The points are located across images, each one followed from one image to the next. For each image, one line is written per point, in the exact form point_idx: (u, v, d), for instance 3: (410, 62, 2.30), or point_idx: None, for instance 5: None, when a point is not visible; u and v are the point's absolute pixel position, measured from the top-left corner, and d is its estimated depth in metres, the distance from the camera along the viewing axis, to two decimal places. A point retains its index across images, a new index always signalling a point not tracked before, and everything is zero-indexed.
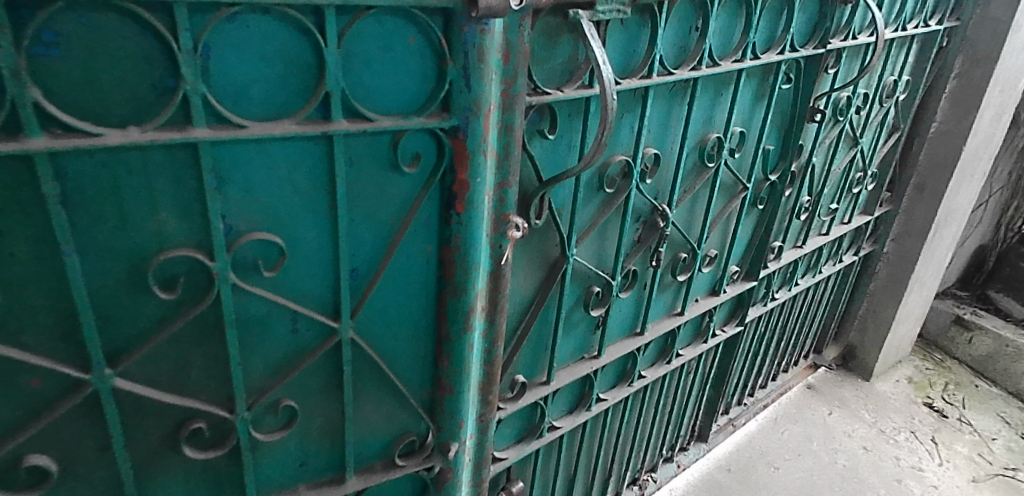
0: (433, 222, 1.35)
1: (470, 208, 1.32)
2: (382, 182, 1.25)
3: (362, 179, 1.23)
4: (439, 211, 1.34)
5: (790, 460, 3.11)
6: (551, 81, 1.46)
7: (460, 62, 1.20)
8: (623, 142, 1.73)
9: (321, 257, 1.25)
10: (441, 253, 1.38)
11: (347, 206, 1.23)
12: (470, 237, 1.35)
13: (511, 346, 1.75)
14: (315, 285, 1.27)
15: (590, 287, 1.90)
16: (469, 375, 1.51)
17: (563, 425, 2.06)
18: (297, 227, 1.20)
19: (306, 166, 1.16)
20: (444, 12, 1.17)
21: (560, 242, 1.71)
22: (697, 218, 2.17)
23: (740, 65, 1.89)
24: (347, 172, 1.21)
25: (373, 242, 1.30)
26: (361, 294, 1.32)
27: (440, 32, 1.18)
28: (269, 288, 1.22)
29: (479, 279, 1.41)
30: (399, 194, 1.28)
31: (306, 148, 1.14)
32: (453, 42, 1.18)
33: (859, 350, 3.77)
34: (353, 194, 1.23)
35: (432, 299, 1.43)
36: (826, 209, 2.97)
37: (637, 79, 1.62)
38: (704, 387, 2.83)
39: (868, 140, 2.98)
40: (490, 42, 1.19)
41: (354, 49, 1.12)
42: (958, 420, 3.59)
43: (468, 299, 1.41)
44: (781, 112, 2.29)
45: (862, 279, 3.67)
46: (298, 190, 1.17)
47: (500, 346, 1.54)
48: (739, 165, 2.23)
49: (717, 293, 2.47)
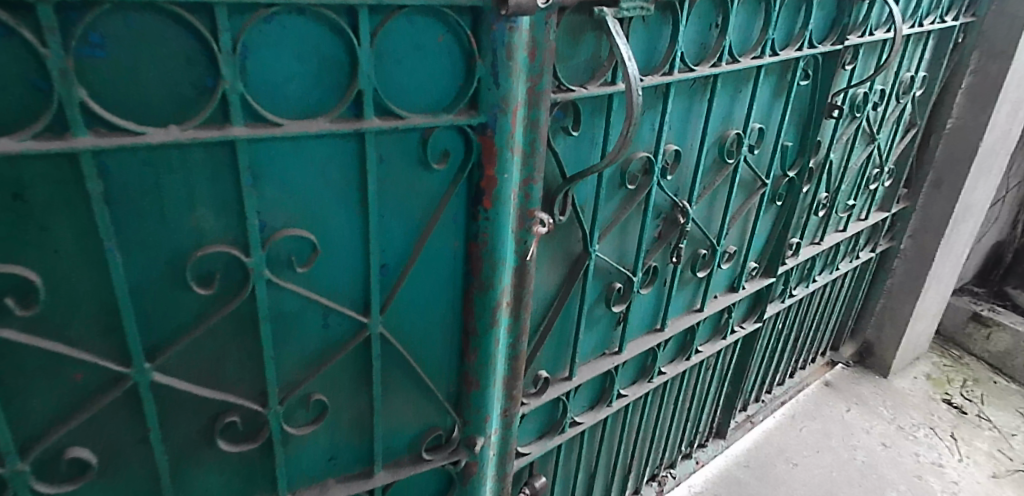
0: (461, 218, 1.37)
1: (497, 205, 1.33)
2: (411, 179, 1.27)
3: (392, 176, 1.25)
4: (466, 206, 1.36)
5: (808, 456, 3.11)
6: (574, 79, 1.48)
7: (489, 59, 1.21)
8: (644, 139, 1.75)
9: (352, 253, 1.27)
10: (468, 248, 1.40)
11: (378, 203, 1.25)
12: (497, 232, 1.36)
13: (534, 341, 1.77)
14: (346, 281, 1.29)
15: (611, 284, 1.92)
16: (495, 369, 1.53)
17: (585, 421, 2.08)
18: (329, 224, 1.22)
19: (338, 165, 1.18)
20: (473, 10, 1.19)
21: (583, 238, 1.72)
22: (716, 214, 2.18)
23: (759, 62, 1.90)
24: (378, 169, 1.23)
25: (402, 238, 1.32)
26: (391, 290, 1.35)
27: (469, 30, 1.20)
28: (302, 284, 1.24)
29: (505, 274, 1.42)
30: (428, 190, 1.30)
31: (338, 146, 1.17)
32: (482, 40, 1.20)
33: (876, 346, 3.76)
34: (383, 190, 1.25)
35: (458, 294, 1.46)
36: (844, 205, 2.97)
37: (659, 75, 1.64)
38: (723, 384, 2.84)
39: (885, 136, 2.97)
40: (518, 39, 1.20)
41: (386, 48, 1.14)
42: (977, 416, 3.58)
43: (494, 295, 1.42)
44: (799, 109, 2.29)
45: (879, 276, 3.66)
46: (330, 187, 1.19)
47: (524, 341, 1.56)
48: (758, 161, 2.24)
49: (736, 289, 2.48)
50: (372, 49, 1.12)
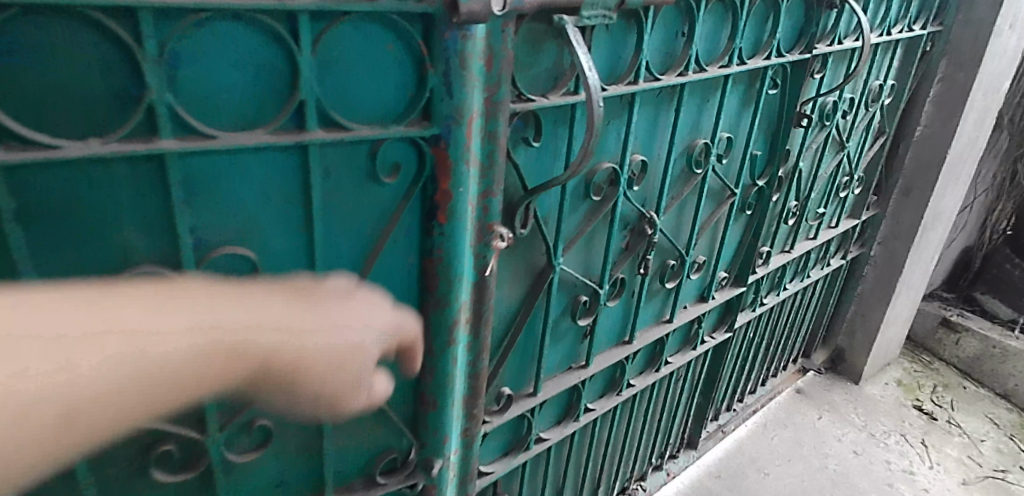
0: (414, 233, 1.33)
1: (454, 222, 1.28)
2: (360, 193, 1.22)
3: (339, 189, 1.19)
4: (420, 221, 1.31)
5: (780, 466, 3.11)
6: (535, 88, 1.43)
7: (442, 69, 1.16)
8: (609, 150, 1.71)
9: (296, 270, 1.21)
10: (423, 264, 1.35)
11: (323, 219, 1.19)
12: (453, 249, 1.31)
13: (496, 358, 1.72)
14: None
15: (577, 297, 1.87)
16: (453, 389, 1.48)
17: (551, 436, 2.04)
18: (270, 240, 1.15)
19: (280, 179, 1.12)
20: (425, 18, 1.14)
21: (547, 251, 1.68)
22: (685, 223, 2.15)
23: (726, 71, 1.86)
24: (324, 184, 1.17)
25: (350, 256, 1.26)
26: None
27: (421, 40, 1.15)
28: None
29: (463, 290, 1.37)
30: (379, 205, 1.25)
31: (278, 160, 1.10)
32: (434, 49, 1.15)
33: (848, 353, 3.77)
34: (329, 205, 1.19)
35: (414, 310, 1.40)
36: (814, 213, 2.96)
37: (623, 85, 1.59)
38: (693, 394, 2.81)
39: (854, 144, 2.96)
40: (473, 47, 1.14)
41: (332, 58, 1.08)
42: (947, 422, 3.60)
43: (452, 312, 1.37)
44: (768, 117, 2.26)
45: (850, 283, 3.66)
46: (272, 204, 1.13)
47: (485, 359, 1.53)
48: (727, 171, 2.20)
49: (705, 299, 2.45)
50: (316, 59, 1.06)
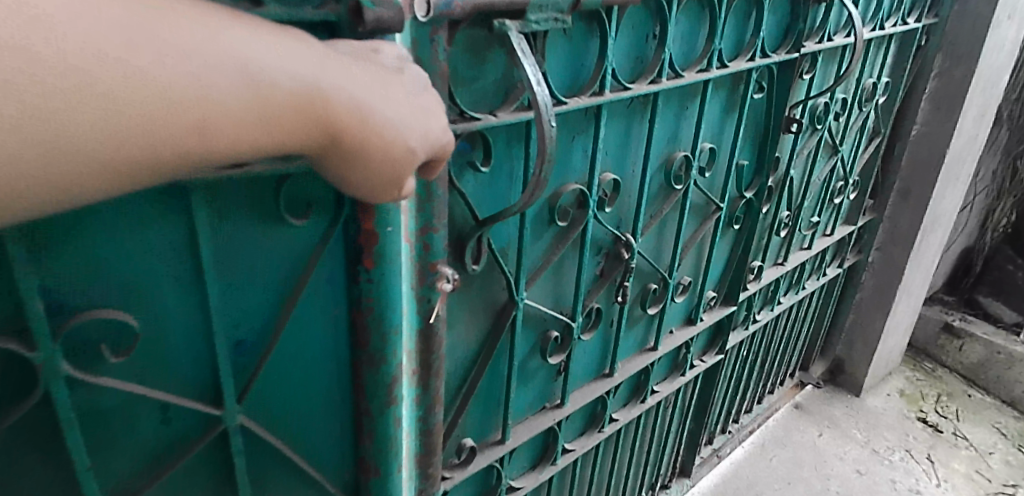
0: (338, 279, 1.14)
1: (386, 266, 1.10)
2: (261, 238, 1.04)
3: (238, 235, 1.02)
4: (345, 265, 1.12)
5: (779, 490, 2.93)
6: (481, 105, 1.24)
7: None
8: (576, 168, 1.52)
9: (188, 332, 1.04)
10: (352, 316, 1.16)
11: (219, 272, 1.02)
12: (386, 296, 1.13)
13: (453, 410, 1.53)
14: (187, 366, 1.06)
15: (547, 332, 1.69)
16: (397, 454, 1.30)
17: (523, 485, 1.86)
18: (154, 300, 0.99)
19: (158, 231, 0.95)
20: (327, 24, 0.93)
21: (508, 286, 1.49)
22: (666, 244, 1.96)
23: (705, 76, 1.67)
24: (216, 231, 0.99)
25: (260, 311, 1.09)
26: (252, 368, 1.12)
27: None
28: (126, 376, 1.00)
29: (401, 343, 1.20)
30: (290, 250, 1.08)
31: (152, 209, 0.93)
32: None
33: (847, 364, 3.58)
34: (226, 256, 1.02)
35: (347, 364, 1.22)
36: (808, 222, 2.77)
37: (587, 96, 1.40)
38: (684, 420, 2.62)
39: (848, 147, 2.78)
40: None
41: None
42: (953, 434, 3.42)
43: (390, 368, 1.19)
44: (753, 124, 2.07)
45: (847, 291, 3.48)
46: (151, 256, 0.96)
47: (438, 412, 1.38)
48: (710, 184, 2.01)
49: (693, 322, 2.26)
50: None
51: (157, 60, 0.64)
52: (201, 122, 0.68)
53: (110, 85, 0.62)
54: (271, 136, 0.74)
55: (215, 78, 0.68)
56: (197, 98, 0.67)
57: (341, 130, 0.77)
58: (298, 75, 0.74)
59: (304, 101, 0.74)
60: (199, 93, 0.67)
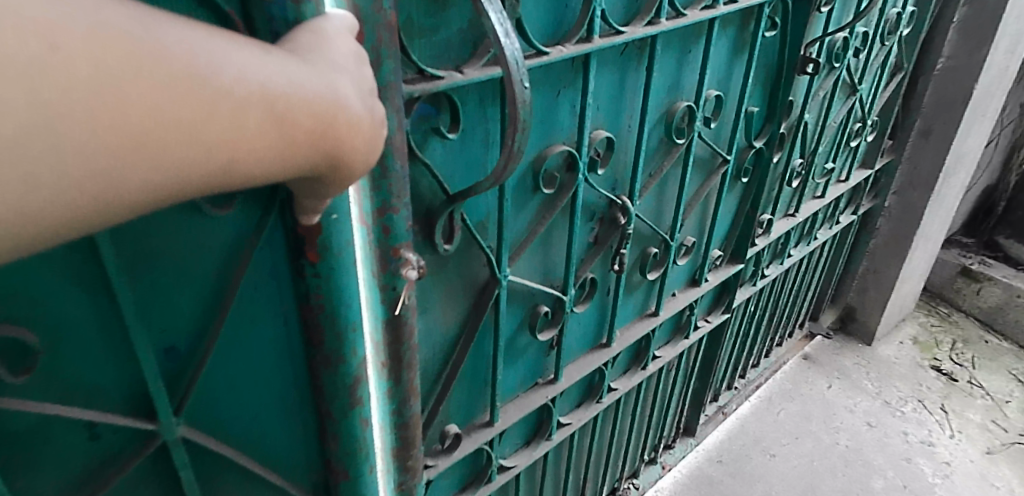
0: (282, 274, 1.01)
1: (335, 257, 0.96)
2: (182, 235, 0.90)
3: (155, 248, 0.88)
4: (288, 259, 0.98)
5: (787, 445, 2.83)
6: (443, 62, 1.07)
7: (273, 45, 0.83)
8: (563, 126, 1.34)
9: (106, 344, 0.90)
10: (302, 313, 1.02)
11: (139, 300, 0.90)
12: (337, 290, 1.00)
13: (429, 407, 1.41)
14: (114, 381, 0.93)
15: (536, 307, 1.54)
16: (367, 454, 1.19)
17: (517, 463, 1.75)
18: (67, 335, 0.87)
19: (61, 266, 0.83)
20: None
21: (490, 263, 1.34)
22: (668, 205, 1.79)
23: (710, 14, 1.47)
24: (129, 257, 0.87)
25: (191, 310, 0.96)
26: (189, 375, 0.99)
27: (235, 10, 0.82)
28: (47, 399, 0.88)
29: (360, 340, 1.07)
30: (218, 243, 0.93)
31: (57, 259, 0.82)
32: (257, 22, 0.82)
33: (859, 312, 3.44)
34: (145, 280, 0.89)
35: (304, 363, 1.09)
36: (822, 169, 2.58)
37: (573, 45, 1.21)
38: (688, 382, 2.51)
39: (868, 85, 2.55)
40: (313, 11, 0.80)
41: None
42: (968, 383, 3.29)
43: (350, 368, 1.07)
44: (765, 66, 1.86)
45: (861, 238, 3.30)
46: (58, 297, 0.84)
47: (415, 403, 1.19)
48: (716, 134, 1.82)
49: (697, 283, 2.11)
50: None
51: (179, 82, 0.53)
52: (227, 158, 0.57)
53: (111, 103, 0.49)
54: (291, 171, 0.63)
55: (244, 104, 0.57)
56: (228, 127, 0.56)
57: (348, 165, 0.66)
58: (322, 97, 0.62)
59: (324, 132, 0.63)
60: (227, 114, 0.56)
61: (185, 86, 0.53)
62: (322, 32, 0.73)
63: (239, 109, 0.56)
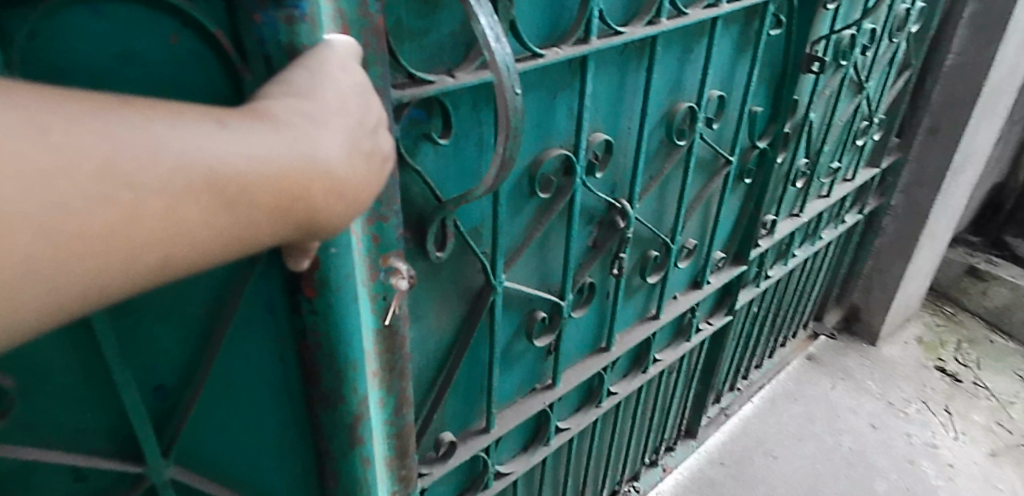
0: (278, 313, 0.98)
1: (336, 293, 0.93)
2: (173, 296, 0.90)
3: (146, 312, 0.89)
4: (284, 295, 0.94)
5: (790, 447, 2.80)
6: (435, 66, 1.04)
7: (262, 70, 0.78)
8: (560, 129, 1.31)
9: (86, 386, 0.90)
10: (301, 351, 0.99)
11: (128, 360, 0.91)
12: (337, 327, 0.96)
13: (424, 413, 1.38)
14: (103, 427, 0.95)
15: (533, 312, 1.51)
16: (367, 478, 1.14)
17: (513, 469, 1.72)
18: (56, 395, 0.88)
19: (52, 338, 0.84)
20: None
21: (484, 270, 1.31)
22: (669, 206, 1.75)
23: (712, 12, 1.44)
24: (119, 325, 0.88)
25: (180, 360, 0.96)
26: (179, 412, 0.99)
27: (224, 31, 0.78)
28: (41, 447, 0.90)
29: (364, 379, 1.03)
30: (207, 299, 0.93)
31: (53, 335, 0.84)
32: (246, 45, 0.77)
33: (863, 312, 3.40)
34: (134, 340, 0.90)
35: (301, 404, 1.07)
36: (827, 168, 2.54)
37: (570, 46, 1.18)
38: (689, 384, 2.48)
39: (875, 83, 2.51)
40: (309, 35, 0.75)
41: (57, 50, 0.72)
42: (973, 384, 3.25)
43: (350, 407, 1.03)
44: (770, 65, 1.82)
45: (867, 237, 3.26)
46: (49, 363, 0.86)
47: (410, 409, 1.16)
48: (719, 136, 1.78)
49: (699, 285, 2.07)
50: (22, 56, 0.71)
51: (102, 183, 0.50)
52: (165, 255, 0.54)
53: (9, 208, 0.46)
54: (257, 243, 0.60)
55: (179, 199, 0.53)
56: (160, 219, 0.53)
57: (323, 230, 0.62)
58: (288, 161, 0.58)
59: (292, 197, 0.59)
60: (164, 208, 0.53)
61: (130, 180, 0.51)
62: (319, 63, 0.67)
63: (174, 201, 0.53)
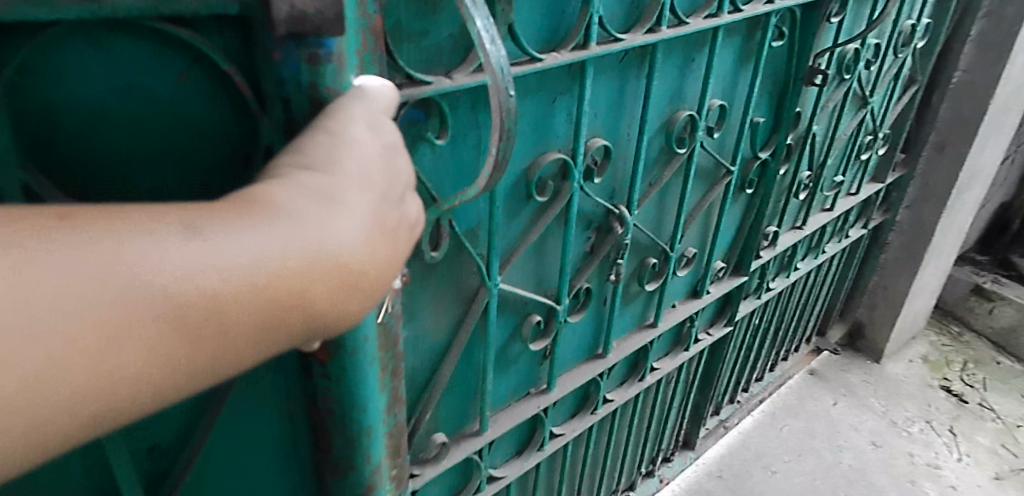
0: (292, 395, 1.10)
1: (352, 355, 0.99)
2: (175, 414, 1.01)
3: (153, 428, 1.00)
4: (300, 380, 1.06)
5: (790, 462, 2.78)
6: (433, 67, 1.05)
7: (280, 109, 0.82)
8: (559, 134, 1.32)
9: (90, 479, 1.00)
10: (314, 428, 1.10)
11: (138, 466, 1.02)
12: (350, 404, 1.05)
13: (417, 412, 1.39)
14: None
15: (529, 315, 1.52)
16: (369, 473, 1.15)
17: (507, 473, 1.72)
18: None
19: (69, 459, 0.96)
20: (242, 19, 0.80)
21: (479, 271, 1.31)
22: (668, 214, 1.75)
23: (714, 22, 1.44)
24: (129, 441, 0.99)
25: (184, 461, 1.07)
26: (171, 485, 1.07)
27: (235, 69, 0.82)
28: None
29: (376, 448, 1.13)
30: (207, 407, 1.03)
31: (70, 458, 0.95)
32: (267, 91, 0.83)
33: (867, 328, 3.39)
34: (142, 449, 1.01)
35: (311, 466, 1.20)
36: (830, 182, 2.54)
37: (569, 52, 1.19)
38: (687, 395, 2.47)
39: (879, 98, 2.50)
40: (327, 74, 0.79)
41: (60, 76, 0.76)
42: (978, 405, 3.22)
43: (360, 474, 1.14)
44: (772, 77, 1.82)
45: (871, 252, 3.25)
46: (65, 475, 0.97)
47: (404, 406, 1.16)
48: (721, 145, 1.79)
49: (698, 295, 2.07)
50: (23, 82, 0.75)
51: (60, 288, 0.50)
52: (135, 352, 0.52)
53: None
54: (275, 347, 0.61)
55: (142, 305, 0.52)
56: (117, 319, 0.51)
57: (330, 324, 0.63)
58: (295, 256, 0.59)
59: (294, 293, 0.59)
60: (192, 319, 0.55)
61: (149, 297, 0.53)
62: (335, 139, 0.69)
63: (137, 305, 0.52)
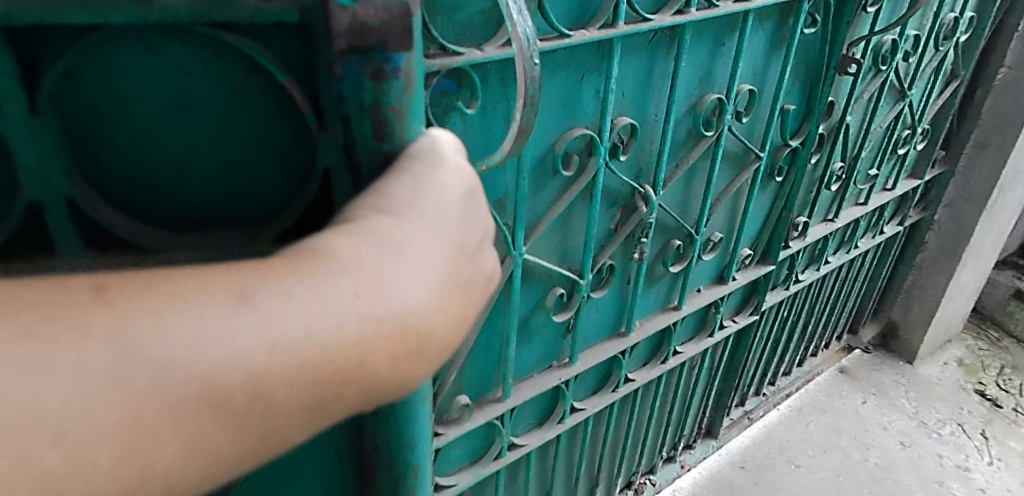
0: (344, 464, 1.18)
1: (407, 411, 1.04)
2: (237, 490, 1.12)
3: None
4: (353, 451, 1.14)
5: (814, 457, 2.78)
6: (466, 40, 1.11)
7: (339, 130, 0.84)
8: (587, 111, 1.36)
9: None
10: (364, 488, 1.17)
11: None
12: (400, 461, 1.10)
13: (441, 376, 1.45)
14: None
15: (552, 288, 1.57)
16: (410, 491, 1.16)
17: (528, 442, 1.77)
18: None
19: None
20: (300, 28, 0.84)
21: (505, 240, 1.37)
22: (694, 198, 1.78)
23: (743, 6, 1.47)
24: None
25: None
26: None
27: (294, 83, 0.86)
28: None
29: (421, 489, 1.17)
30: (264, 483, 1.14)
31: None
32: (326, 112, 0.85)
33: (901, 328, 3.35)
34: None
35: None
36: (865, 175, 2.52)
37: (596, 30, 1.23)
38: (712, 383, 2.49)
39: (918, 91, 2.48)
40: (390, 92, 0.79)
41: (116, 81, 0.81)
42: (1013, 410, 3.16)
43: None
44: (804, 65, 1.84)
45: (907, 250, 3.21)
46: None
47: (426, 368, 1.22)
48: (750, 131, 1.81)
49: (723, 280, 2.10)
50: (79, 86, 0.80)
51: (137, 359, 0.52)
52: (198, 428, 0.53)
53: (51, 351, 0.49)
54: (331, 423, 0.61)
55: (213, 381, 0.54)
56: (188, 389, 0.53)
57: (389, 393, 0.64)
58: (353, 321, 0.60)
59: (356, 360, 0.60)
60: (243, 401, 0.56)
61: (198, 379, 0.53)
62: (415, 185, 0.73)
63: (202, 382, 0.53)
